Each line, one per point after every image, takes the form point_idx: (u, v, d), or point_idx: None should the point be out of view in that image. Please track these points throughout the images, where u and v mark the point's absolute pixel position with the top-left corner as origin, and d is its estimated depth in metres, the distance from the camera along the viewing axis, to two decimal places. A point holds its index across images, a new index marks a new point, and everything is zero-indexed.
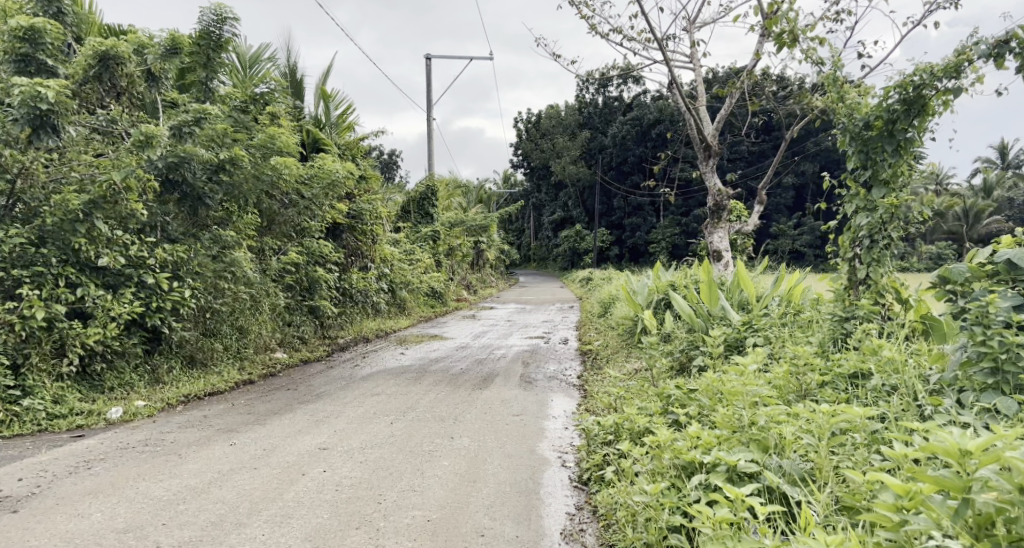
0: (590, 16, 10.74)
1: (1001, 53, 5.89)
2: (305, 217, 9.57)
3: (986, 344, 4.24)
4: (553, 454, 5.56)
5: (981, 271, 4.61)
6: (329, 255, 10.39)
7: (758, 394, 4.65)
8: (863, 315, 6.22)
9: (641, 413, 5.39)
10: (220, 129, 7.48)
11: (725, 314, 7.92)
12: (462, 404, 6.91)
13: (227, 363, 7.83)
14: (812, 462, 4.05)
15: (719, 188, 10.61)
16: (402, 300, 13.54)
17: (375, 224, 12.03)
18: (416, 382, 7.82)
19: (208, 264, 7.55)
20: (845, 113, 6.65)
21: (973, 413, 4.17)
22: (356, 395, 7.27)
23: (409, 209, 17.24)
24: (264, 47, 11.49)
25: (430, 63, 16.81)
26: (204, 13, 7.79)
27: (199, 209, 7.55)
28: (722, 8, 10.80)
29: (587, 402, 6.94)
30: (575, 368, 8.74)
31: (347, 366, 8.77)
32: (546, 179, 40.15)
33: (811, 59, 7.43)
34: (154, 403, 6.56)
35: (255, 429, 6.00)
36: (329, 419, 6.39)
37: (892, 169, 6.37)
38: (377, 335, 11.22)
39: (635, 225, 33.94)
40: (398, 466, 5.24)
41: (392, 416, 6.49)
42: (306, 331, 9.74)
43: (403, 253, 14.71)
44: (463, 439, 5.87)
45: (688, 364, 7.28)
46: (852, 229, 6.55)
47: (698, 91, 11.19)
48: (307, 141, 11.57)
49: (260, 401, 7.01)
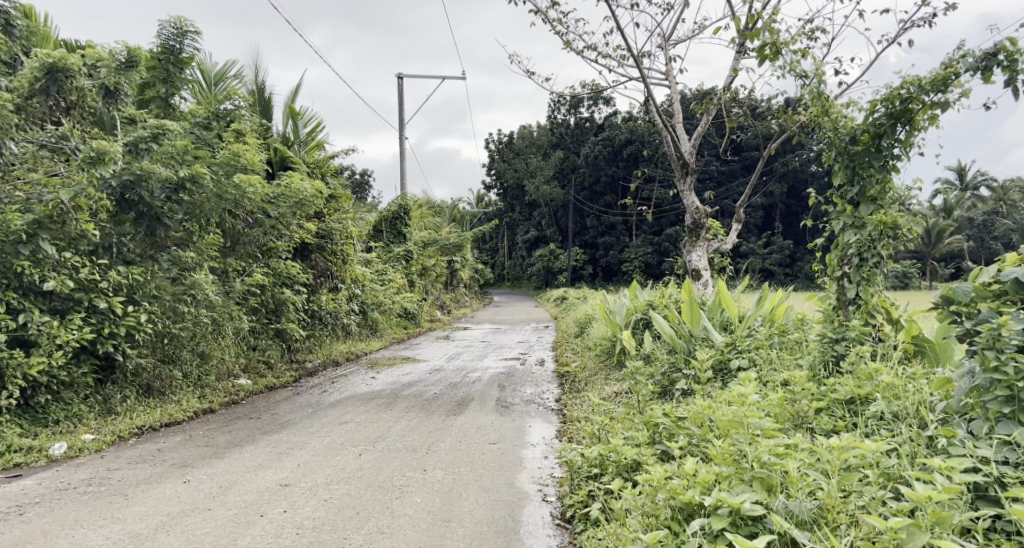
0: (565, 33, 10.51)
1: (988, 66, 5.69)
2: (270, 237, 9.16)
3: (1001, 371, 4.00)
4: (533, 488, 5.21)
5: (987, 290, 4.37)
6: (297, 276, 9.98)
7: (759, 425, 4.32)
8: (854, 337, 5.95)
9: (628, 444, 5.09)
10: (180, 146, 7.10)
11: (707, 335, 7.61)
12: (435, 432, 6.54)
13: (187, 391, 7.40)
14: (821, 502, 3.77)
15: (697, 206, 10.36)
16: (374, 322, 13.12)
17: (345, 243, 11.63)
18: (388, 409, 7.42)
19: (166, 287, 7.13)
20: (830, 127, 6.36)
21: (990, 445, 3.93)
22: (323, 424, 6.86)
23: (381, 228, 16.83)
24: (229, 64, 11.12)
25: (402, 83, 16.52)
26: (164, 27, 7.44)
27: (157, 229, 7.10)
28: (697, 25, 10.62)
29: (567, 428, 6.60)
30: (553, 391, 8.40)
31: (315, 392, 8.35)
32: (520, 199, 39.93)
33: (793, 73, 7.20)
34: (104, 437, 6.12)
35: (212, 465, 5.57)
36: (293, 451, 5.99)
37: (879, 186, 6.12)
38: (348, 359, 10.80)
39: (609, 243, 33.82)
40: (366, 504, 4.86)
41: (361, 446, 6.10)
42: (272, 355, 9.33)
43: (375, 273, 14.29)
44: (437, 471, 5.50)
45: (671, 388, 6.99)
46: (840, 247, 6.28)
47: (674, 109, 10.94)
48: (273, 159, 11.17)
49: (221, 432, 6.58)
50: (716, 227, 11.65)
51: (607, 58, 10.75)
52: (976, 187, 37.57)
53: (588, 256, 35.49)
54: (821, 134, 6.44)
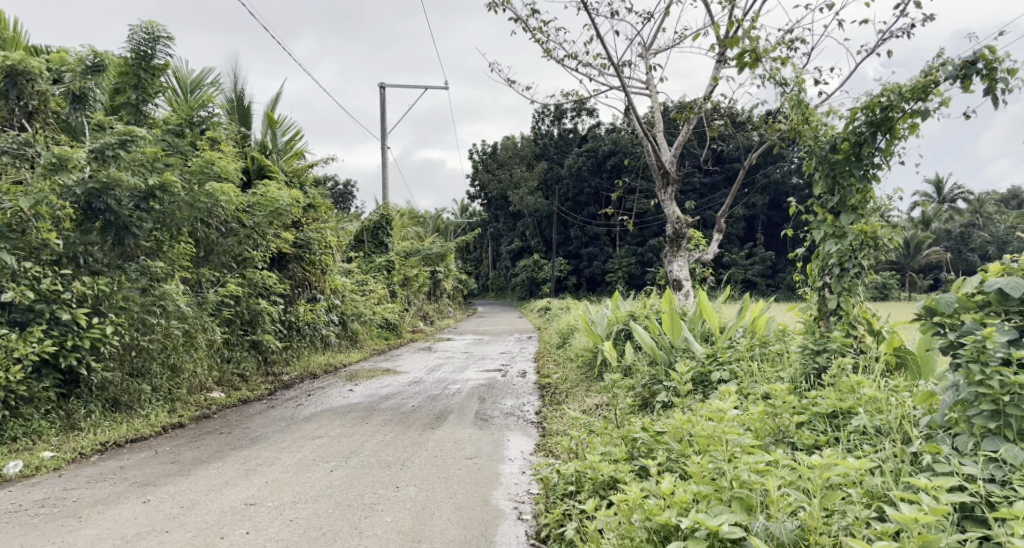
0: (545, 41, 10.41)
1: (967, 75, 5.62)
2: (246, 247, 8.96)
3: (985, 385, 3.91)
4: (509, 505, 5.07)
5: (971, 301, 4.28)
6: (273, 287, 9.77)
7: (738, 442, 4.20)
8: (835, 348, 5.87)
9: (605, 460, 4.97)
10: (150, 153, 6.93)
11: (688, 346, 7.49)
12: (411, 446, 6.37)
13: (156, 405, 7.20)
14: (802, 523, 3.65)
15: (678, 216, 10.26)
16: (354, 333, 12.90)
17: (324, 253, 11.42)
18: (363, 423, 7.24)
19: (135, 298, 6.92)
20: (810, 136, 6.28)
21: (975, 462, 3.84)
22: (295, 438, 6.67)
23: (363, 238, 16.62)
24: (206, 71, 10.93)
25: (385, 92, 16.37)
26: (135, 31, 7.26)
27: (125, 238, 6.91)
28: (678, 34, 10.55)
29: (546, 441, 6.46)
30: (533, 403, 8.24)
31: (290, 406, 8.15)
32: (504, 209, 39.82)
33: (773, 81, 7.12)
34: (64, 454, 5.94)
35: (174, 483, 5.46)
36: (262, 468, 5.82)
37: (860, 195, 6.04)
38: (326, 371, 10.59)
39: (593, 254, 33.78)
40: (333, 525, 4.77)
41: (334, 462, 5.93)
42: (246, 368, 9.12)
43: (356, 283, 14.09)
44: (410, 488, 5.35)
45: (652, 400, 6.89)
46: (820, 256, 6.18)
47: (655, 119, 10.87)
48: (250, 168, 10.96)
49: (188, 448, 6.39)
50: (698, 237, 11.55)
51: (588, 67, 10.67)
52: (953, 199, 37.87)
53: (572, 267, 35.41)
54: (802, 142, 6.35)
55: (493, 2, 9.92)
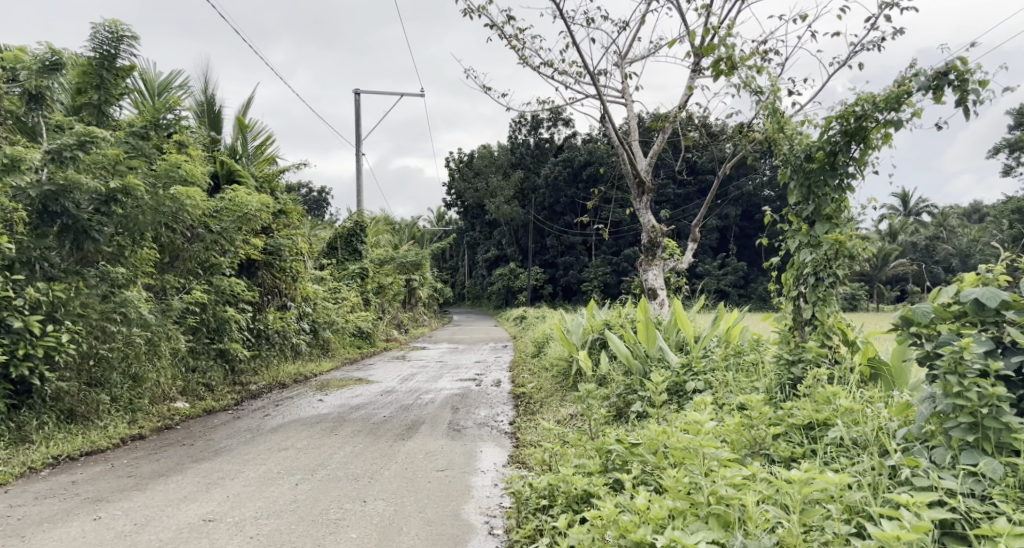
0: (521, 47, 10.30)
1: (940, 85, 5.58)
2: (213, 253, 8.70)
3: (963, 397, 3.81)
4: (479, 519, 4.91)
5: (947, 311, 4.16)
6: (242, 294, 9.52)
7: (716, 456, 4.06)
8: (810, 358, 5.79)
9: (579, 473, 4.85)
10: (111, 155, 6.70)
11: (663, 355, 7.37)
12: (380, 458, 6.17)
13: (116, 416, 6.97)
14: (779, 539, 3.55)
15: (653, 225, 10.17)
16: (325, 341, 12.65)
17: (295, 260, 11.19)
18: (332, 434, 7.04)
19: (94, 305, 6.66)
20: (785, 145, 6.20)
21: (954, 476, 3.74)
22: (261, 450, 6.46)
23: (336, 245, 16.37)
24: (174, 74, 10.67)
25: (359, 98, 16.18)
26: (97, 30, 7.04)
27: (85, 243, 6.68)
28: (653, 43, 10.48)
29: (519, 453, 6.30)
30: (508, 413, 8.07)
31: (256, 416, 7.91)
32: (480, 218, 39.68)
33: (748, 90, 7.04)
34: (13, 468, 5.72)
35: (129, 498, 5.30)
36: (223, 481, 5.61)
37: (835, 204, 5.97)
38: (296, 380, 10.34)
39: (568, 263, 33.74)
40: (295, 543, 4.63)
41: (299, 475, 5.73)
42: (213, 378, 8.87)
43: (328, 290, 13.84)
44: (377, 503, 5.17)
45: (626, 410, 6.78)
46: (795, 265, 6.10)
47: (630, 128, 10.77)
48: (219, 172, 10.70)
49: (148, 460, 6.16)
50: (672, 246, 11.47)
51: (564, 75, 10.56)
52: (919, 212, 38.38)
53: (548, 275, 35.33)
54: (777, 151, 6.27)
55: (468, 8, 9.79)
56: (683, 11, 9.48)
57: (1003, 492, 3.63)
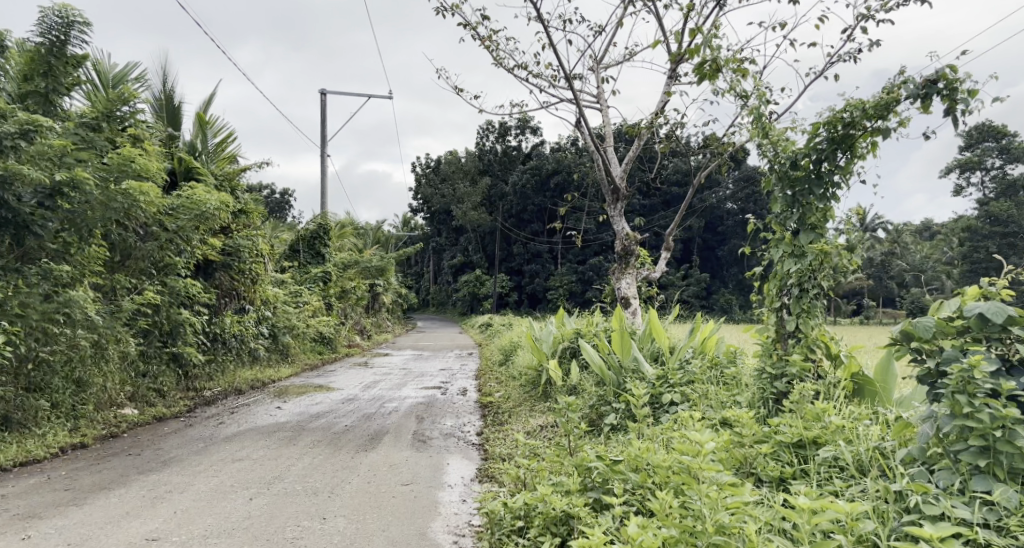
0: (495, 49, 9.97)
1: (929, 93, 5.32)
2: (168, 253, 8.21)
3: (974, 419, 3.58)
4: (448, 539, 4.57)
5: (950, 326, 3.90)
6: (198, 296, 9.02)
7: (715, 479, 3.73)
8: (795, 372, 5.53)
9: (557, 492, 4.52)
10: (57, 146, 6.23)
11: (638, 366, 7.05)
12: (341, 471, 5.78)
13: (56, 424, 6.49)
14: None
15: (626, 233, 9.90)
16: (285, 346, 12.15)
17: (254, 261, 10.68)
18: (290, 444, 6.61)
19: (35, 304, 6.17)
20: (770, 151, 5.91)
21: (966, 504, 3.54)
22: (213, 461, 6.03)
23: (298, 248, 15.89)
24: (131, 66, 10.17)
25: (325, 99, 15.71)
26: (46, 15, 6.55)
27: (26, 239, 6.20)
28: (629, 49, 10.24)
29: (489, 466, 5.94)
30: (475, 424, 7.69)
31: (210, 424, 7.46)
32: (447, 224, 39.23)
33: (732, 94, 6.71)
34: None
35: (65, 514, 4.85)
36: (171, 496, 5.18)
37: (821, 213, 5.70)
38: (253, 386, 9.86)
39: (534, 271, 33.49)
40: None
41: (255, 489, 5.32)
42: (165, 383, 8.35)
43: (290, 293, 13.34)
44: (338, 520, 4.79)
45: (601, 423, 6.46)
46: (778, 276, 5.79)
47: (604, 134, 10.50)
48: (176, 169, 10.21)
49: (90, 471, 5.71)
50: (643, 255, 11.22)
51: (538, 78, 10.27)
52: (875, 229, 38.90)
53: (514, 282, 35.03)
54: (762, 156, 5.97)
55: (441, 6, 9.45)
56: (660, 16, 9.25)
57: (1020, 523, 3.44)
